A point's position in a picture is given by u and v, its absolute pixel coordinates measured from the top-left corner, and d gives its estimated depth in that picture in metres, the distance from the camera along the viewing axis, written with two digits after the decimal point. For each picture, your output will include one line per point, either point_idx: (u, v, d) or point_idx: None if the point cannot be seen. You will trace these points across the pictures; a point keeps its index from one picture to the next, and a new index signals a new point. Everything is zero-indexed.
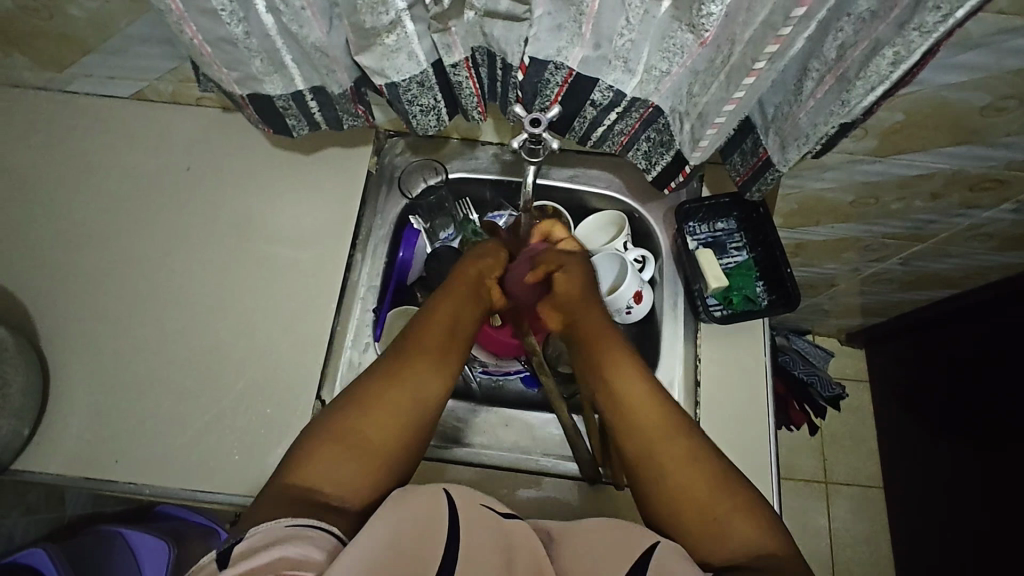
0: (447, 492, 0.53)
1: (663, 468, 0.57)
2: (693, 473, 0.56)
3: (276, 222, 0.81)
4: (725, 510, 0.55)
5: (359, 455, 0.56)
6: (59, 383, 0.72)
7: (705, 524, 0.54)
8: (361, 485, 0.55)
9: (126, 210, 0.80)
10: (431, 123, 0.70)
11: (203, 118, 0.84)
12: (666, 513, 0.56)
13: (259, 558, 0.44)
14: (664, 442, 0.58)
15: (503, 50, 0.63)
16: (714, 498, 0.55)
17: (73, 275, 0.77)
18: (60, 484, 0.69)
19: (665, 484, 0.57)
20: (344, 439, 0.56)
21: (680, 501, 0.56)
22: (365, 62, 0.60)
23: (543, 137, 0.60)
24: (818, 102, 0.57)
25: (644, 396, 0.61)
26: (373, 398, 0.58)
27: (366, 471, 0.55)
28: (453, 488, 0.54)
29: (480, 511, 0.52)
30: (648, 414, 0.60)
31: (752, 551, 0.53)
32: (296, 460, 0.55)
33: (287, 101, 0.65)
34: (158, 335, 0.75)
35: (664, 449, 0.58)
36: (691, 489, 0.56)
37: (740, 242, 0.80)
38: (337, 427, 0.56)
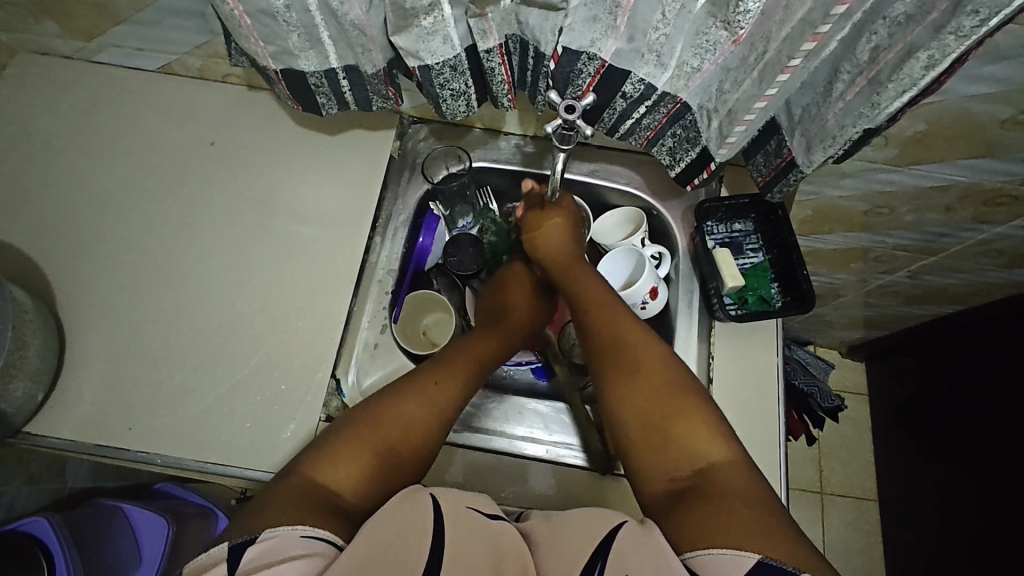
0: (435, 497, 0.51)
1: (631, 404, 0.62)
2: (662, 405, 0.61)
3: (297, 200, 0.81)
4: (687, 427, 0.59)
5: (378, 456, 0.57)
6: (76, 349, 0.72)
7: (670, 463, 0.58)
8: (368, 487, 0.55)
9: (147, 181, 0.80)
10: (460, 108, 0.70)
11: (229, 95, 0.85)
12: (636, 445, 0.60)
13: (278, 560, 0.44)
14: (637, 378, 0.63)
15: (536, 38, 0.63)
16: (676, 426, 0.59)
17: (93, 243, 0.77)
18: (69, 450, 0.69)
19: (633, 415, 0.61)
20: (369, 441, 0.57)
21: (649, 430, 0.60)
22: (400, 43, 0.61)
23: (576, 123, 0.60)
24: (847, 104, 0.58)
25: (620, 330, 0.67)
26: (398, 407, 0.60)
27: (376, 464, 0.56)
28: (441, 492, 0.52)
29: (468, 515, 0.50)
30: (626, 352, 0.65)
31: (708, 467, 0.56)
32: (314, 456, 0.56)
33: (320, 79, 0.66)
34: (175, 306, 0.75)
35: (640, 389, 0.62)
36: (657, 415, 0.60)
37: (756, 243, 0.81)
38: (356, 428, 0.58)
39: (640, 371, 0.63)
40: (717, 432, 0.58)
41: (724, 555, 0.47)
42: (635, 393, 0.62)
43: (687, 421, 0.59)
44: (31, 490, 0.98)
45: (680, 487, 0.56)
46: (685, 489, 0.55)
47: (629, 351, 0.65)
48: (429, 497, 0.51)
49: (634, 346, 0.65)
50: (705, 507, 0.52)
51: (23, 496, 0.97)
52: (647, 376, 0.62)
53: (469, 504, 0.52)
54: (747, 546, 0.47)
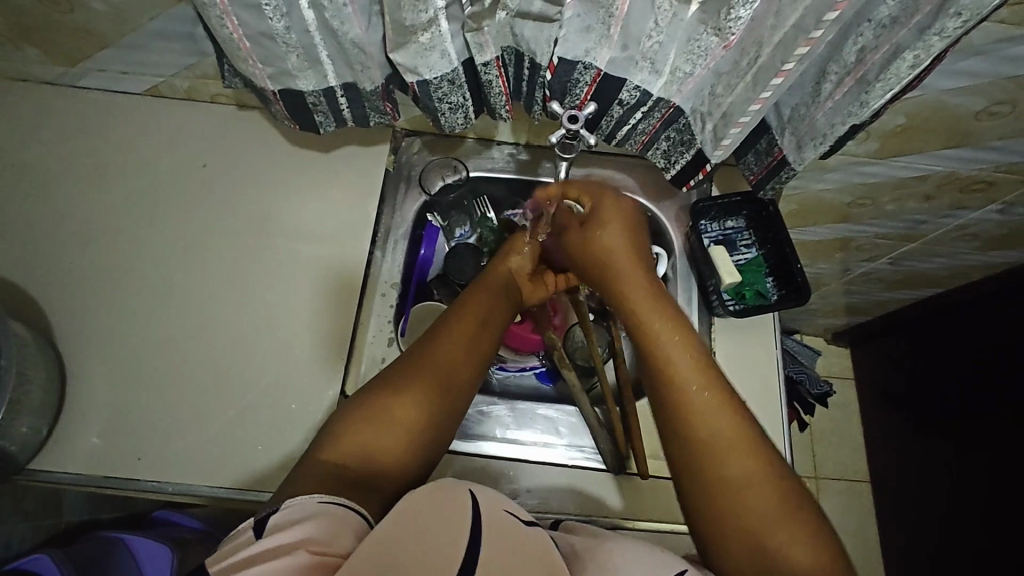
0: (474, 493, 0.47)
1: (721, 490, 0.53)
2: (761, 495, 0.53)
3: (296, 218, 0.81)
4: (777, 524, 0.52)
5: (393, 433, 0.56)
6: (78, 381, 0.71)
7: (749, 546, 0.52)
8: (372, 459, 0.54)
9: (140, 205, 0.79)
10: (458, 120, 0.71)
11: (217, 115, 0.84)
12: (711, 526, 0.54)
13: (281, 537, 0.44)
14: (733, 465, 0.54)
15: (532, 50, 0.64)
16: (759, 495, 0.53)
17: (87, 272, 0.76)
18: (75, 485, 0.68)
19: (716, 441, 0.55)
20: (375, 423, 0.56)
21: (736, 519, 0.52)
22: (398, 60, 0.61)
23: (579, 132, 0.61)
24: (837, 103, 0.60)
25: (703, 408, 0.57)
26: (398, 386, 0.58)
27: (386, 441, 0.55)
28: (482, 489, 0.48)
29: (503, 518, 0.46)
30: (715, 436, 0.55)
31: (802, 572, 0.50)
32: (332, 432, 0.56)
33: (317, 97, 0.66)
34: (176, 332, 0.74)
35: (729, 478, 0.53)
36: (754, 510, 0.52)
37: (749, 239, 0.83)
38: (368, 409, 0.56)
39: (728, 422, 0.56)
40: (816, 535, 0.52)
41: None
42: (731, 480, 0.53)
43: (784, 515, 0.52)
44: (27, 527, 0.95)
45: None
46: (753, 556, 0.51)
47: (718, 433, 0.55)
48: (469, 493, 0.47)
49: (721, 410, 0.56)
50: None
51: (19, 534, 0.94)
52: (746, 461, 0.54)
53: (507, 508, 0.48)
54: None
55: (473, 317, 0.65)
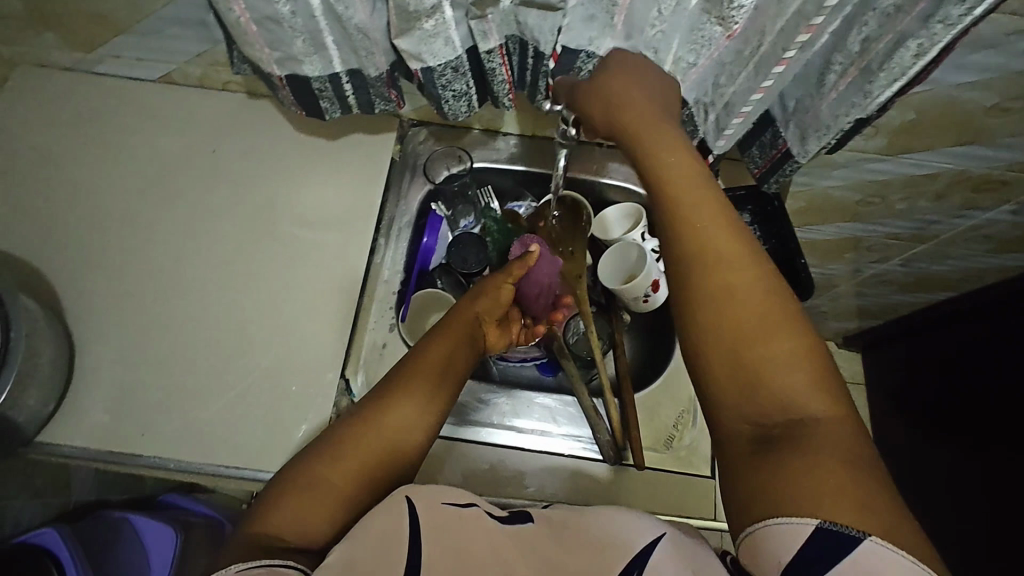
0: (410, 498, 0.44)
1: (717, 325, 0.45)
2: (759, 320, 0.44)
3: (302, 204, 0.82)
4: (782, 353, 0.43)
5: (332, 500, 0.47)
6: (86, 358, 0.73)
7: (768, 405, 0.42)
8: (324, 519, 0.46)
9: (152, 189, 0.81)
10: (462, 109, 0.72)
11: (228, 102, 0.85)
12: (707, 362, 0.45)
13: None
14: (731, 282, 0.46)
15: (535, 38, 0.65)
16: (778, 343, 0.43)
17: (98, 252, 0.77)
18: (80, 459, 0.69)
19: (726, 287, 0.46)
20: (309, 478, 0.48)
21: (737, 358, 0.44)
22: (403, 46, 0.62)
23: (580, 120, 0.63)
24: (840, 94, 0.60)
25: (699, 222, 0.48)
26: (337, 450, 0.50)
27: (325, 506, 0.47)
28: (417, 492, 0.45)
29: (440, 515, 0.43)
30: (711, 264, 0.47)
31: (806, 412, 0.42)
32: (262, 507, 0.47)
33: (323, 83, 0.67)
34: (182, 312, 0.75)
35: (727, 308, 0.45)
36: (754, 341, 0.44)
37: (754, 235, 0.82)
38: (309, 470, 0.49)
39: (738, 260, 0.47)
40: (824, 361, 0.43)
41: (796, 521, 0.37)
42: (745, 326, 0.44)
43: (790, 345, 0.43)
44: (37, 505, 0.98)
45: (766, 429, 0.42)
46: (777, 429, 0.42)
47: (717, 250, 0.47)
48: (405, 499, 0.44)
49: (732, 250, 0.47)
50: (806, 461, 0.39)
51: (29, 510, 0.97)
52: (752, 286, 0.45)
53: (444, 499, 0.45)
54: (830, 517, 0.36)
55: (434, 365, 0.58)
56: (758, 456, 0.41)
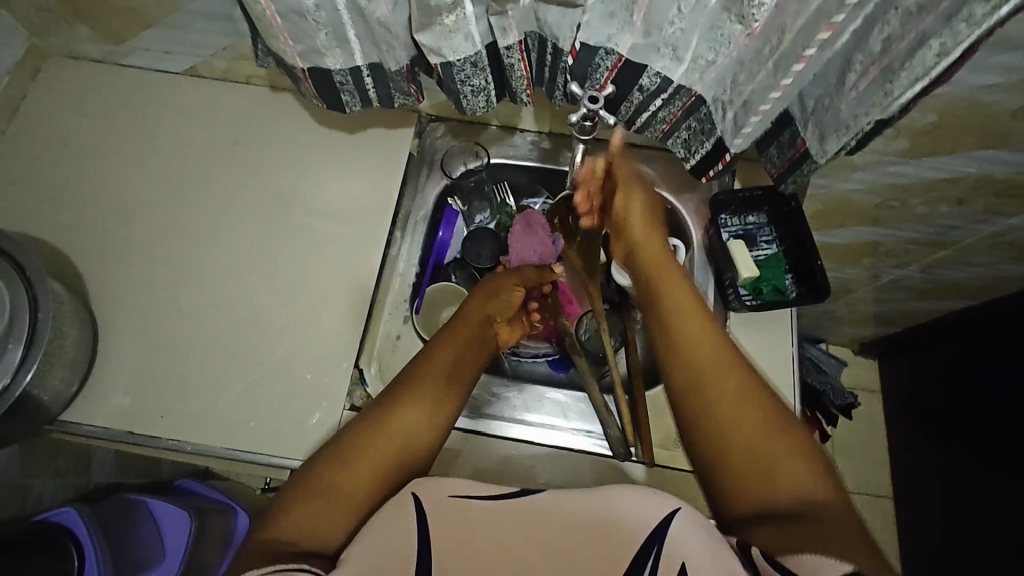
0: (415, 494, 0.52)
1: (726, 431, 0.57)
2: (771, 433, 0.56)
3: (321, 196, 0.83)
4: (788, 460, 0.54)
5: (348, 505, 0.54)
6: (109, 341, 0.75)
7: (768, 486, 0.54)
8: (331, 521, 0.52)
9: (175, 179, 0.83)
10: (480, 104, 0.72)
11: (252, 95, 0.87)
12: (720, 461, 0.56)
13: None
14: (724, 385, 0.59)
15: (555, 35, 0.65)
16: (767, 435, 0.56)
17: (123, 239, 0.79)
18: (101, 438, 0.71)
19: (719, 392, 0.59)
20: (329, 484, 0.54)
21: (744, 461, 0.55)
22: (423, 41, 0.63)
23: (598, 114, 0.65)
24: (861, 93, 0.60)
25: (704, 351, 0.61)
26: (351, 455, 0.56)
27: (342, 510, 0.53)
28: (422, 488, 0.53)
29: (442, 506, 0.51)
30: (718, 378, 0.59)
31: (812, 500, 0.52)
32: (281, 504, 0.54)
33: (345, 77, 0.68)
34: (202, 300, 0.77)
35: (737, 419, 0.57)
36: (757, 443, 0.55)
37: (770, 236, 0.82)
38: (319, 474, 0.55)
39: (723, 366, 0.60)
40: (817, 456, 0.55)
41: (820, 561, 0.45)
42: (739, 428, 0.57)
43: (793, 443, 0.55)
44: (58, 485, 1.00)
45: (779, 513, 0.52)
46: (787, 511, 0.52)
47: (708, 359, 0.61)
48: (412, 496, 0.52)
49: (719, 357, 0.61)
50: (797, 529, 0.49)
51: (50, 490, 0.99)
52: (755, 401, 0.58)
53: (451, 491, 0.53)
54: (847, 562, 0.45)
55: (440, 370, 0.62)
56: (779, 530, 0.50)
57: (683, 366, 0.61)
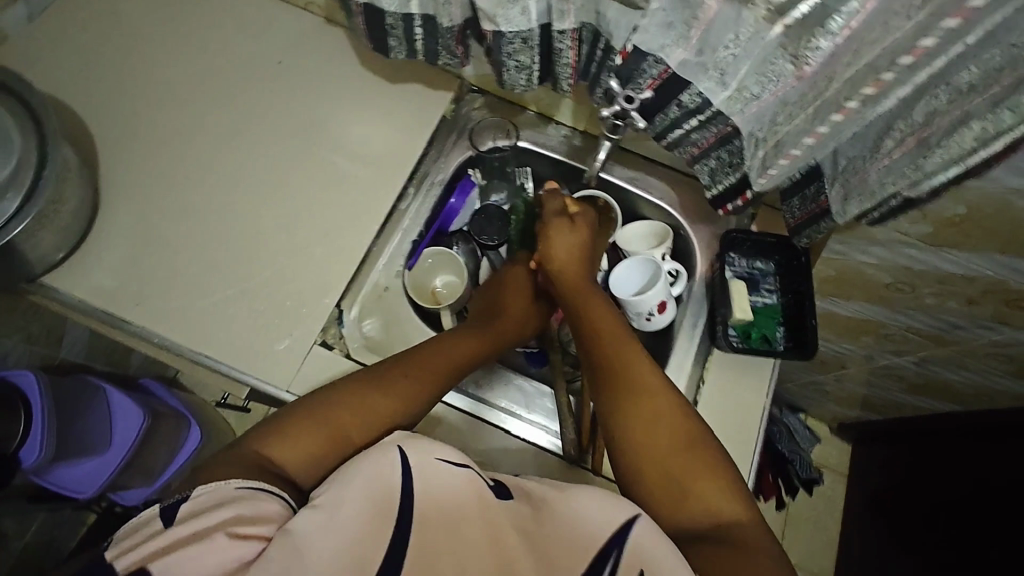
0: (402, 451, 0.50)
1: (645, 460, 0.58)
2: (679, 457, 0.57)
3: (346, 135, 0.83)
4: (702, 484, 0.55)
5: (342, 450, 0.57)
6: (108, 219, 0.76)
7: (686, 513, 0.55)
8: (322, 463, 0.56)
9: (211, 82, 0.84)
10: (521, 81, 0.72)
11: (304, 21, 0.87)
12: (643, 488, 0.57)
13: (214, 515, 0.46)
14: (648, 413, 0.60)
15: (610, 32, 0.65)
16: (687, 462, 0.56)
17: (147, 127, 0.80)
18: (76, 309, 0.73)
19: (642, 417, 0.60)
20: (329, 429, 0.57)
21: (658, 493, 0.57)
22: (480, 3, 0.63)
23: (630, 115, 0.71)
24: (892, 161, 0.59)
25: (630, 379, 0.62)
26: (351, 406, 0.59)
27: (332, 452, 0.57)
28: (409, 443, 0.51)
29: (432, 473, 0.50)
30: (635, 406, 0.60)
31: (726, 521, 0.54)
32: (270, 430, 0.56)
33: (396, 21, 0.68)
34: (205, 204, 0.78)
35: (653, 443, 0.58)
36: (672, 471, 0.57)
37: (772, 285, 0.81)
38: (323, 413, 0.58)
39: (648, 394, 0.61)
40: (735, 484, 0.56)
41: None
42: (661, 456, 0.57)
43: (709, 473, 0.56)
44: (26, 350, 1.01)
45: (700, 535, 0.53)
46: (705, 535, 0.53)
47: (637, 384, 0.62)
48: (396, 450, 0.50)
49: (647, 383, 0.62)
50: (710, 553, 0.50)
51: (18, 353, 1.00)
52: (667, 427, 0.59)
53: (439, 457, 0.51)
54: None
55: (446, 357, 0.67)
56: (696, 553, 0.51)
57: (611, 390, 0.63)
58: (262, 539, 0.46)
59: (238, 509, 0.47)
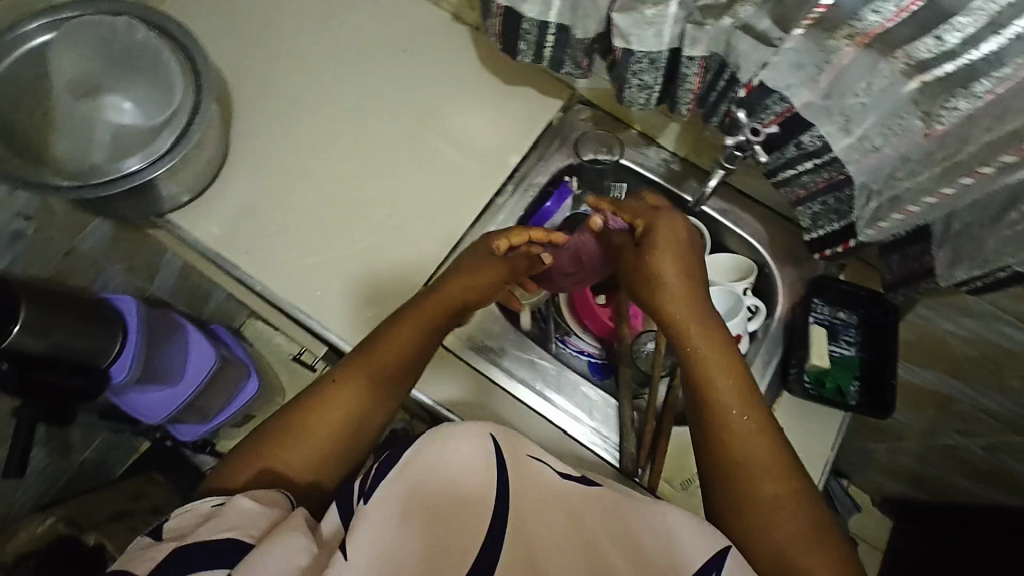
0: (494, 440, 0.54)
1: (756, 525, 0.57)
2: (791, 518, 0.57)
3: (456, 126, 0.87)
4: (810, 546, 0.56)
5: (307, 458, 0.61)
6: (233, 172, 0.82)
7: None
8: (301, 469, 0.61)
9: (340, 59, 0.89)
10: (639, 100, 0.74)
11: (432, 15, 0.91)
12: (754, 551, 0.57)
13: (199, 512, 0.52)
14: (760, 474, 0.59)
15: (738, 64, 0.65)
16: (798, 525, 0.57)
17: (277, 92, 0.86)
18: (196, 248, 0.80)
19: (757, 479, 0.59)
20: (287, 442, 0.61)
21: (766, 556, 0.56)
22: (618, 21, 0.66)
23: (753, 148, 0.70)
24: (1016, 234, 0.58)
25: (743, 435, 0.61)
26: (304, 425, 0.62)
27: (302, 462, 0.61)
28: (500, 434, 0.54)
29: (525, 467, 0.54)
30: (749, 468, 0.60)
31: None
32: (240, 459, 0.61)
33: (531, 27, 0.71)
34: (320, 171, 0.83)
35: (767, 507, 0.58)
36: (784, 533, 0.57)
37: (853, 338, 0.80)
38: (281, 431, 0.62)
39: (757, 454, 0.60)
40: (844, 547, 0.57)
41: None
42: (775, 518, 0.57)
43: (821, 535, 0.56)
44: (125, 280, 1.09)
45: None
46: None
47: (744, 444, 0.61)
48: (490, 438, 0.54)
49: (758, 443, 0.61)
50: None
51: (117, 281, 1.08)
52: (776, 485, 0.59)
53: (528, 452, 0.55)
54: None
55: (397, 350, 0.67)
56: None
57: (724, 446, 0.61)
58: (263, 496, 0.55)
59: (250, 493, 0.54)
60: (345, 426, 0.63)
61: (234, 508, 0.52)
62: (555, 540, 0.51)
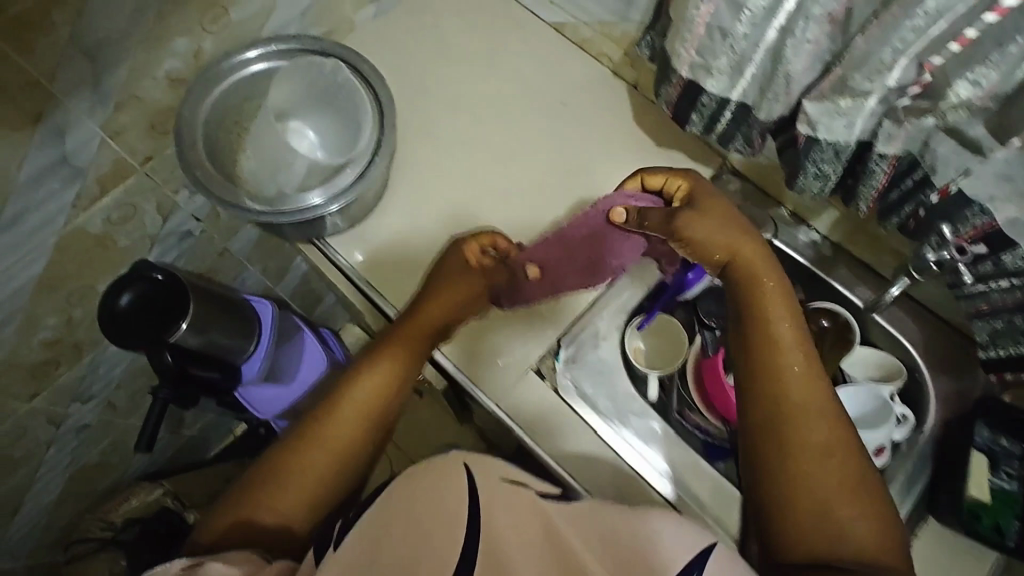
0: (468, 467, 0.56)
1: (794, 463, 0.59)
2: (834, 468, 0.58)
3: (604, 182, 0.87)
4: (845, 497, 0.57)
5: (294, 497, 0.65)
6: (388, 203, 0.86)
7: (824, 527, 0.57)
8: (289, 511, 0.65)
9: (499, 103, 0.91)
10: (814, 188, 0.71)
11: (592, 68, 0.93)
12: (785, 488, 0.59)
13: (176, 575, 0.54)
14: (811, 421, 0.60)
15: (933, 167, 0.60)
16: (837, 475, 0.58)
17: (437, 129, 0.90)
18: (348, 274, 0.84)
19: (802, 423, 0.60)
20: (274, 480, 0.66)
21: (796, 502, 0.58)
22: (808, 107, 0.64)
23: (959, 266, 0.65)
24: None
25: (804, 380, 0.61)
26: (282, 471, 0.66)
27: (287, 501, 0.65)
28: (474, 462, 0.57)
29: (496, 489, 0.55)
30: (803, 414, 0.60)
31: (864, 540, 0.56)
32: (236, 500, 0.66)
33: (711, 101, 0.70)
34: (469, 211, 0.86)
35: (807, 451, 0.59)
36: (822, 484, 0.58)
37: (1015, 470, 0.71)
38: (273, 471, 0.67)
39: (811, 400, 0.61)
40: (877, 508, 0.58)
41: None
42: (811, 460, 0.59)
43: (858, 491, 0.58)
44: (259, 279, 1.16)
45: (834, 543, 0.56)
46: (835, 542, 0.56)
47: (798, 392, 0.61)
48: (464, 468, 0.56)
49: (811, 393, 0.61)
50: None
51: (253, 279, 1.15)
52: (825, 433, 0.60)
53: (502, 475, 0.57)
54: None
55: (384, 377, 0.72)
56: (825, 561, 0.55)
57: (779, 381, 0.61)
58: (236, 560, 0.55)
59: (221, 558, 0.55)
60: (332, 460, 0.68)
61: (205, 573, 0.53)
62: (525, 558, 0.50)
